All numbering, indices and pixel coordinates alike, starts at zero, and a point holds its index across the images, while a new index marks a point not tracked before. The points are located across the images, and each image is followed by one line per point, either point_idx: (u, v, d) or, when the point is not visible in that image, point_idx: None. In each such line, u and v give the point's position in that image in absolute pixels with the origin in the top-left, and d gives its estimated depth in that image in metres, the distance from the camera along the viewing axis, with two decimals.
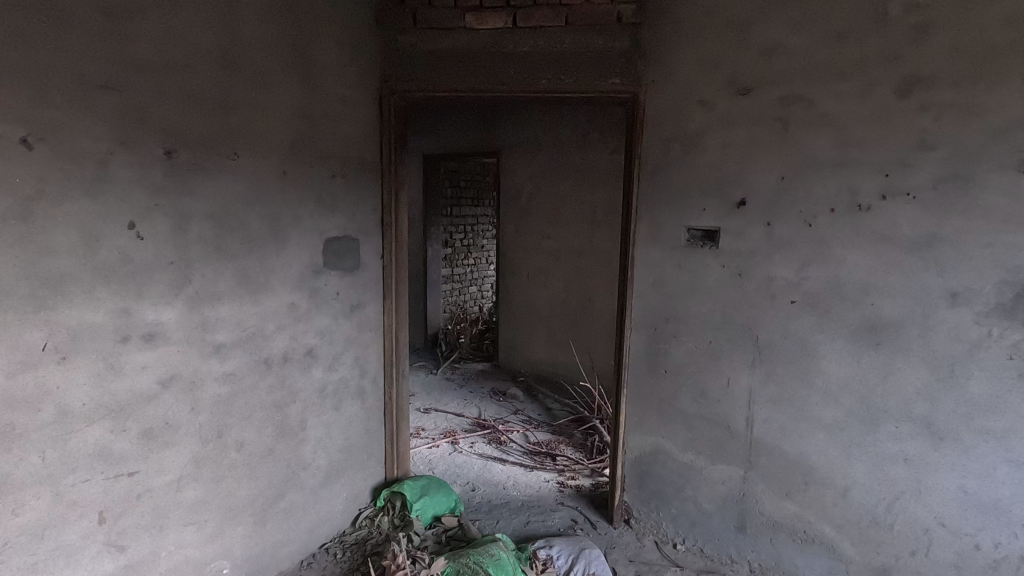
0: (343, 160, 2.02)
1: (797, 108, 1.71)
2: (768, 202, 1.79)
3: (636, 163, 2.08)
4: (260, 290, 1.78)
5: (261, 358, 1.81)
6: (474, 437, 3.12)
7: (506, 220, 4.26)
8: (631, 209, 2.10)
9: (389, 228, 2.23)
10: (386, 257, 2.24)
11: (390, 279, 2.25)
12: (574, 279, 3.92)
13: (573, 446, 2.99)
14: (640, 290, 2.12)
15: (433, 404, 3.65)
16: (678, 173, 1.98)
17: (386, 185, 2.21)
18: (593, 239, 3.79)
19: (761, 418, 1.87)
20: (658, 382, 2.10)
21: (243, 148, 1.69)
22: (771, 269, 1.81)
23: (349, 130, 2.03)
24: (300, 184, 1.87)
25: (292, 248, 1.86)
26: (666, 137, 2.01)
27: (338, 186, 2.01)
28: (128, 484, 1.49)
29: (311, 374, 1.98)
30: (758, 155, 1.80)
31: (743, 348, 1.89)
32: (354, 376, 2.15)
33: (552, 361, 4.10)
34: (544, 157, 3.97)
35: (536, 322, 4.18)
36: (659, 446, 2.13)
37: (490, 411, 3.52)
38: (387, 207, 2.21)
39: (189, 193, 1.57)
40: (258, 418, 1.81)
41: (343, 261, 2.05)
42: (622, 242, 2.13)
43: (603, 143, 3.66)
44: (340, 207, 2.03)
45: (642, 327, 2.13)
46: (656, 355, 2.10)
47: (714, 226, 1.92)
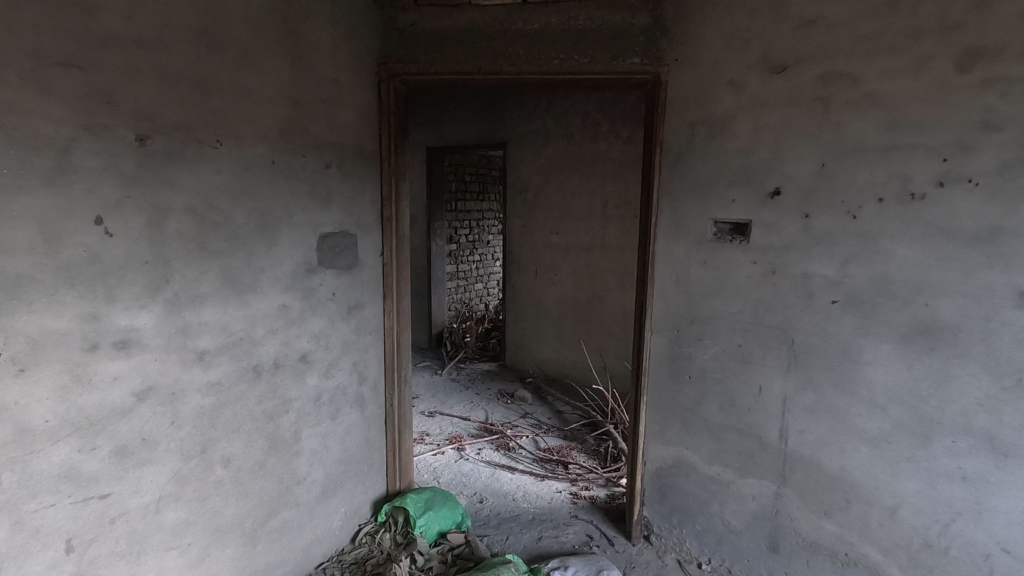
0: (338, 149, 1.86)
1: (839, 86, 1.53)
2: (806, 192, 1.62)
3: (657, 151, 1.93)
4: (249, 291, 1.63)
5: (249, 366, 1.65)
6: (481, 443, 2.97)
7: (513, 215, 4.09)
8: (652, 201, 1.95)
9: (389, 223, 2.08)
10: (386, 254, 2.09)
11: (390, 278, 2.09)
12: (585, 276, 3.77)
13: (585, 453, 2.83)
14: (661, 289, 1.96)
15: (438, 407, 3.50)
16: (703, 162, 1.82)
17: (386, 176, 2.05)
18: (605, 234, 3.63)
19: (796, 429, 1.71)
20: (680, 388, 1.94)
21: (228, 135, 1.53)
22: (809, 266, 1.64)
23: (345, 117, 1.87)
24: (292, 176, 1.72)
25: (283, 245, 1.71)
26: (691, 122, 1.84)
27: (333, 178, 1.85)
28: (99, 508, 1.34)
29: (305, 382, 1.83)
30: (794, 140, 1.63)
31: (776, 351, 1.72)
32: (352, 383, 1.99)
33: (562, 361, 3.95)
34: (553, 149, 3.80)
35: (545, 320, 4.02)
36: (682, 457, 1.97)
37: (497, 414, 3.37)
38: (387, 200, 2.06)
39: (166, 184, 1.41)
40: (247, 430, 1.66)
41: (339, 259, 1.90)
42: (643, 236, 1.97)
43: (614, 133, 3.50)
44: (336, 200, 1.87)
45: (664, 329, 1.97)
46: (679, 359, 1.94)
47: (743, 219, 1.75)
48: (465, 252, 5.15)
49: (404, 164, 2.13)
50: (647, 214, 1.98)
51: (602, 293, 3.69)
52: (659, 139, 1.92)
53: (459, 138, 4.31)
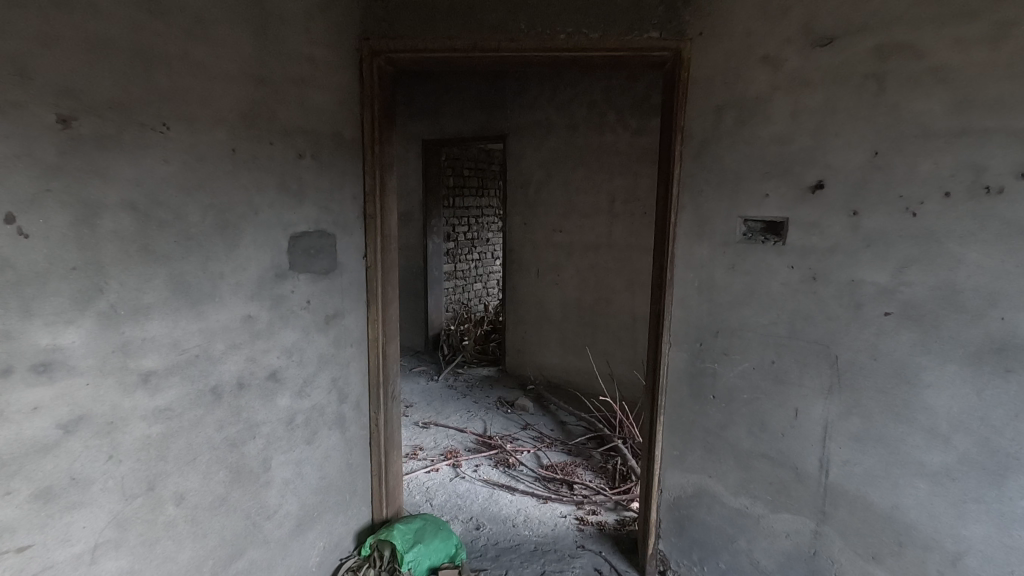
0: (313, 137, 1.63)
1: (897, 60, 1.30)
2: (855, 186, 1.39)
3: (678, 139, 1.68)
4: (205, 301, 1.40)
5: (206, 387, 1.42)
6: (479, 459, 2.74)
7: (513, 212, 3.85)
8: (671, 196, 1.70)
9: (372, 221, 1.85)
10: (369, 257, 1.86)
11: (374, 282, 1.87)
12: (590, 276, 3.55)
13: (591, 471, 2.60)
14: (680, 297, 1.72)
15: (432, 418, 3.27)
16: (731, 150, 1.57)
17: (368, 168, 1.82)
18: (612, 232, 3.41)
19: (838, 460, 1.48)
20: (702, 410, 1.71)
21: (176, 118, 1.30)
22: (857, 271, 1.41)
23: (320, 100, 1.64)
24: (257, 167, 1.48)
25: (246, 247, 1.48)
26: (716, 105, 1.60)
27: (307, 170, 1.62)
28: (16, 564, 1.10)
29: (275, 403, 1.60)
30: (841, 125, 1.39)
31: (816, 371, 1.49)
32: (331, 403, 1.77)
33: (565, 367, 3.73)
34: (556, 141, 3.57)
35: (547, 323, 3.80)
36: (703, 486, 1.74)
37: (496, 426, 3.14)
38: (370, 195, 1.83)
39: (98, 175, 1.16)
40: (206, 461, 1.43)
41: (315, 263, 1.67)
42: (660, 236, 1.74)
43: (622, 124, 3.28)
44: (310, 195, 1.64)
45: (684, 343, 1.73)
46: (701, 376, 1.70)
47: (778, 217, 1.51)
48: (463, 250, 4.91)
49: (389, 154, 1.91)
50: (666, 210, 1.73)
51: (609, 295, 3.48)
52: (680, 125, 1.68)
53: (456, 131, 4.07)
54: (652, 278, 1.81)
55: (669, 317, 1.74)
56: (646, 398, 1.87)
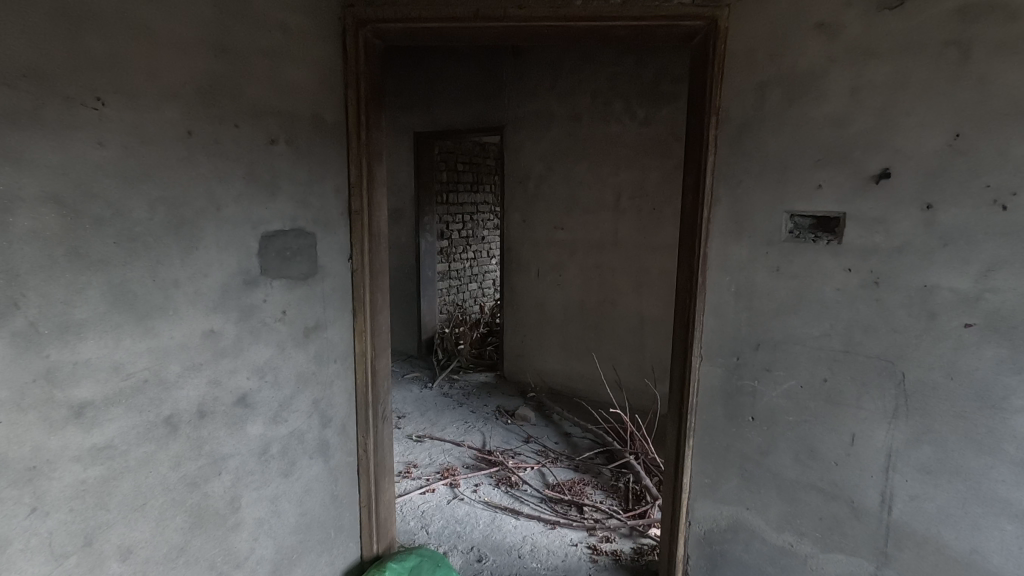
0: (288, 119, 1.39)
1: (986, 24, 1.09)
2: (929, 174, 1.17)
3: (713, 121, 1.43)
4: (155, 314, 1.15)
5: (158, 419, 1.17)
6: (479, 477, 2.52)
7: (511, 208, 3.62)
8: (703, 189, 1.47)
9: (358, 218, 1.60)
10: (355, 259, 1.61)
11: (361, 288, 1.62)
12: (594, 277, 3.33)
13: (602, 491, 2.39)
14: (714, 304, 1.48)
15: (427, 430, 3.03)
16: (777, 134, 1.35)
17: (353, 156, 1.57)
18: (618, 229, 3.20)
19: (905, 495, 1.27)
20: (739, 433, 1.49)
21: (113, 91, 1.05)
22: (932, 275, 1.19)
23: (296, 76, 1.40)
24: (220, 153, 1.24)
25: (207, 249, 1.23)
26: (759, 81, 1.36)
27: (280, 158, 1.38)
28: None
29: (245, 432, 1.36)
30: (913, 102, 1.17)
31: (879, 391, 1.28)
32: (312, 429, 1.53)
33: (567, 372, 3.52)
34: (557, 132, 3.34)
35: (548, 327, 3.58)
36: (739, 520, 1.52)
37: (496, 438, 2.91)
38: (355, 188, 1.59)
39: (8, 160, 0.91)
40: (158, 505, 1.19)
41: (291, 267, 1.43)
42: (690, 235, 1.51)
43: (629, 114, 3.08)
44: (285, 188, 1.40)
45: (718, 357, 1.50)
46: (738, 395, 1.48)
47: (833, 212, 1.30)
48: (456, 249, 4.67)
49: (379, 142, 1.67)
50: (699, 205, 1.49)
51: (615, 296, 3.27)
52: (715, 105, 1.43)
53: (450, 123, 3.83)
54: (679, 283, 1.58)
55: (701, 328, 1.50)
56: (671, 419, 1.63)
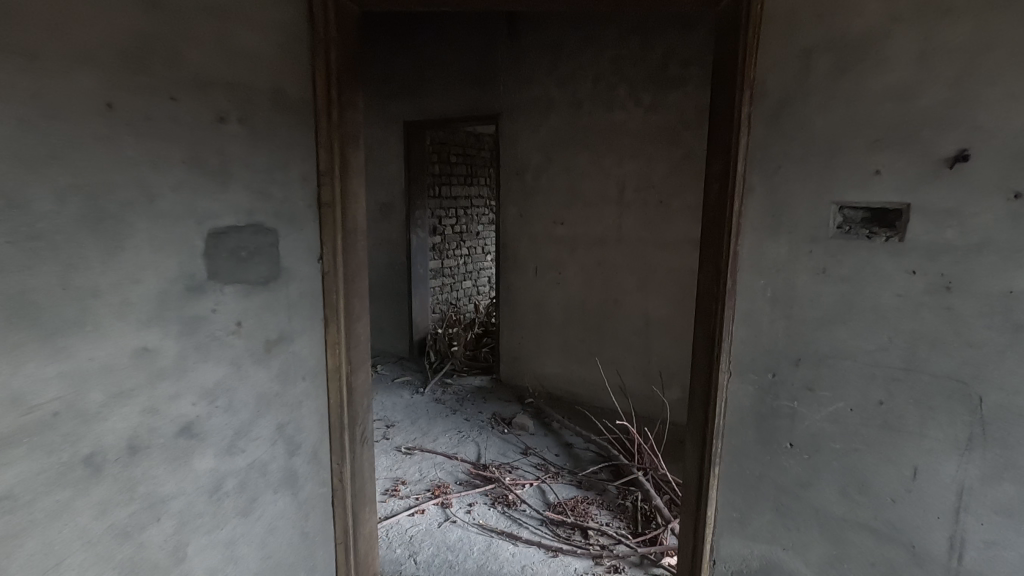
0: (240, 94, 1.15)
1: None
2: (1019, 156, 0.96)
3: (747, 96, 1.21)
4: (69, 330, 0.90)
5: (75, 459, 0.92)
6: (473, 495, 2.31)
7: (508, 202, 3.39)
8: (734, 176, 1.25)
9: (328, 212, 1.37)
10: (326, 259, 1.38)
11: (333, 293, 1.40)
12: (596, 275, 3.12)
13: (608, 511, 2.18)
14: (745, 311, 1.27)
15: (417, 442, 2.82)
16: (826, 111, 1.13)
17: (322, 138, 1.34)
18: (622, 224, 2.99)
19: (977, 541, 1.07)
20: (774, 461, 1.27)
21: (6, 45, 0.80)
22: (1019, 280, 0.98)
23: (252, 42, 1.17)
24: (152, 133, 1.00)
25: (137, 250, 1.00)
26: (804, 47, 1.14)
27: (232, 139, 1.14)
28: None
29: (191, 468, 1.13)
30: (1000, 69, 0.96)
31: (950, 417, 1.07)
32: (276, 458, 1.30)
33: (568, 376, 3.32)
34: (557, 120, 3.12)
35: (547, 328, 3.36)
36: (772, 562, 1.31)
37: (491, 450, 2.70)
38: (326, 178, 1.36)
39: None
40: (78, 565, 0.94)
41: (247, 270, 1.20)
42: (718, 230, 1.29)
43: (634, 99, 2.86)
44: (239, 177, 1.16)
45: (750, 373, 1.28)
46: (773, 418, 1.27)
47: (893, 204, 1.08)
48: (450, 245, 4.45)
49: (354, 124, 1.44)
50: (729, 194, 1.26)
51: (618, 296, 3.06)
52: (750, 77, 1.20)
53: (442, 111, 3.60)
54: (703, 286, 1.36)
55: (730, 339, 1.29)
56: (692, 443, 1.42)
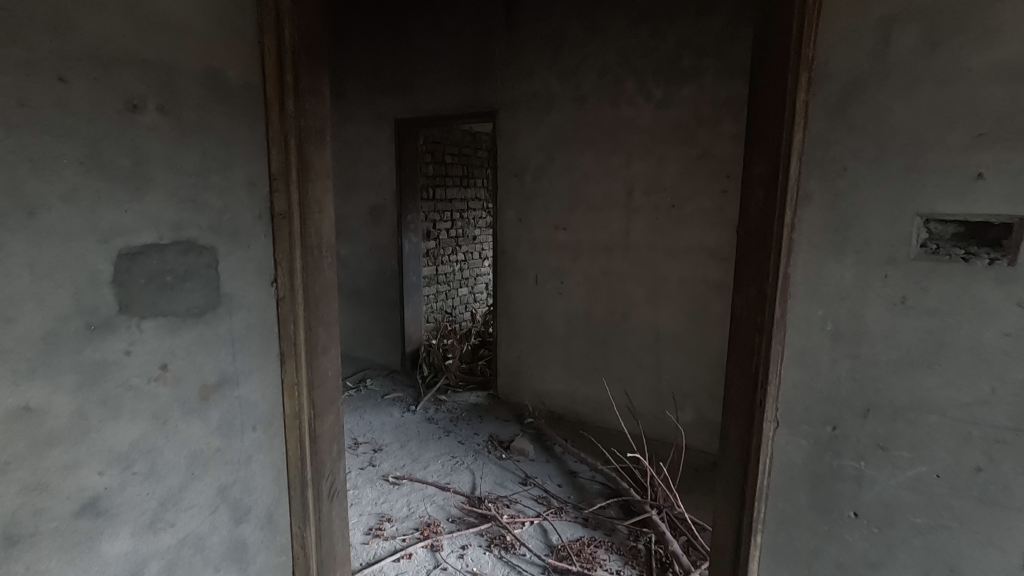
0: (160, 75, 0.90)
1: None
2: None
3: (804, 80, 0.96)
4: None
5: None
6: (466, 536, 2.06)
7: (505, 205, 3.15)
8: (787, 180, 1.00)
9: (283, 224, 1.11)
10: (280, 282, 1.12)
11: (291, 321, 1.13)
12: (602, 285, 2.87)
13: (618, 556, 1.93)
14: (798, 348, 1.03)
15: (407, 470, 2.56)
16: (910, 97, 0.88)
17: (274, 133, 1.08)
18: (630, 230, 2.75)
19: None
20: (834, 534, 1.03)
21: None
22: None
23: (177, 9, 0.92)
24: (29, 123, 0.75)
25: (7, 279, 0.74)
26: (882, 16, 0.89)
27: (149, 134, 0.89)
28: None
29: (96, 554, 0.87)
30: None
31: None
32: (217, 529, 1.05)
33: (570, 394, 3.07)
34: (558, 117, 2.87)
35: (548, 342, 3.12)
36: None
37: (487, 481, 2.46)
38: (280, 181, 1.09)
39: None
40: None
41: (174, 299, 0.95)
42: (765, 247, 1.04)
43: (644, 94, 2.61)
44: (160, 181, 0.91)
45: (803, 424, 1.04)
46: (833, 480, 1.02)
47: (1000, 217, 0.84)
48: (444, 251, 4.20)
49: (319, 118, 1.18)
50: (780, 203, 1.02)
51: (625, 308, 2.82)
52: (807, 55, 0.96)
53: (435, 108, 3.35)
54: (744, 314, 1.11)
55: (777, 381, 1.05)
56: (728, 504, 1.17)
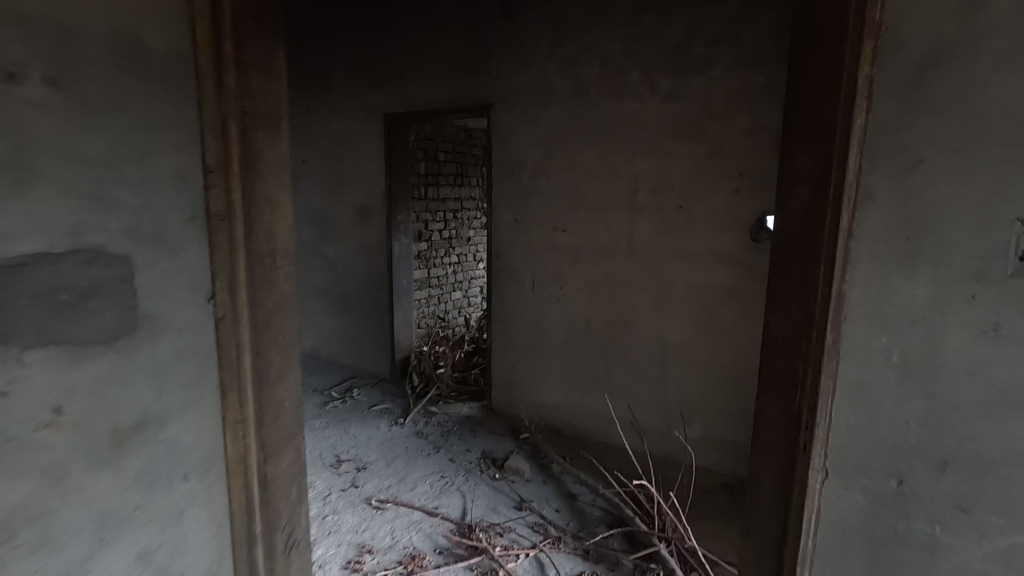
0: (51, 35, 0.68)
1: None
2: None
3: (870, 48, 0.76)
4: None
5: None
6: (455, 571, 1.86)
7: (500, 205, 2.95)
8: (846, 170, 0.79)
9: (221, 227, 0.90)
10: (219, 298, 0.91)
11: (233, 346, 0.93)
12: (603, 291, 2.68)
13: None
14: (855, 383, 0.83)
15: (392, 493, 2.36)
16: (1010, 72, 0.70)
17: (208, 115, 0.86)
18: (634, 233, 2.55)
19: None
20: None
21: None
22: None
23: None
24: None
25: None
26: None
27: (31, 110, 0.66)
28: None
29: None
30: None
31: None
32: None
33: (569, 407, 2.88)
34: (557, 111, 2.68)
35: (545, 351, 2.92)
36: None
37: (478, 505, 2.27)
38: (217, 175, 0.89)
39: None
40: None
41: (75, 325, 0.73)
42: (816, 255, 0.84)
43: (649, 86, 2.42)
44: (56, 173, 0.69)
45: (860, 475, 0.84)
46: (898, 546, 0.83)
47: None
48: (437, 253, 4.01)
49: (268, 101, 0.97)
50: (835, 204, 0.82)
51: (628, 316, 2.63)
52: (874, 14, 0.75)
53: (426, 101, 3.16)
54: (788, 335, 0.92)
55: (828, 422, 0.84)
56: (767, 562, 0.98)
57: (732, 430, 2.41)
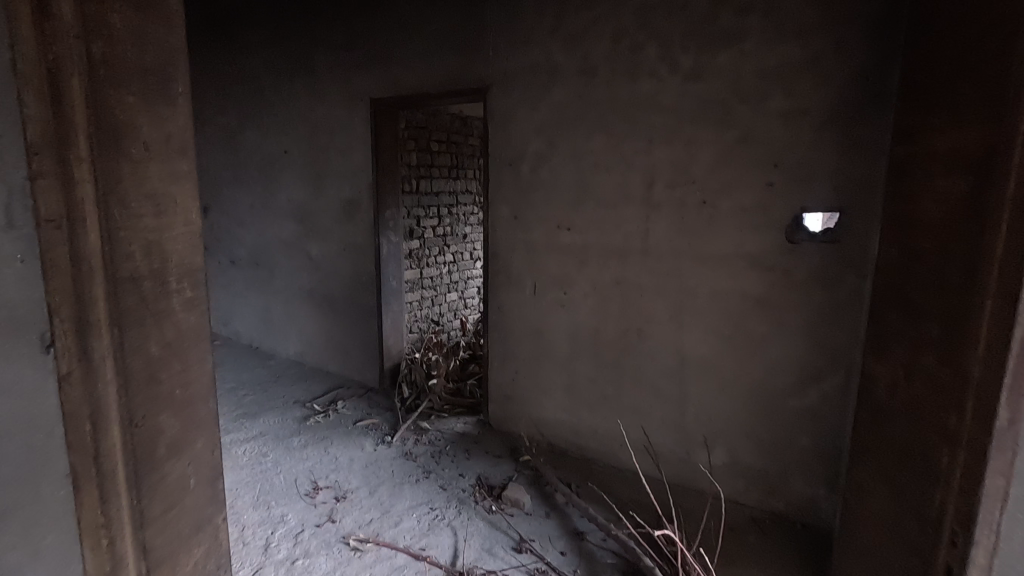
0: None
1: None
2: None
3: None
4: None
5: None
6: None
7: (498, 200, 2.64)
8: None
9: (60, 238, 0.59)
10: (61, 345, 0.60)
11: (84, 416, 0.62)
12: (613, 298, 2.37)
13: None
14: None
15: (374, 530, 2.06)
16: None
17: (27, 66, 0.55)
18: (650, 231, 2.24)
19: None
20: None
21: None
22: None
23: None
24: None
25: None
26: None
27: None
28: None
29: None
30: None
31: None
32: None
33: (574, 426, 2.58)
34: (561, 94, 2.36)
35: (547, 363, 2.62)
36: None
37: (472, 546, 1.97)
38: (48, 159, 0.57)
39: None
40: None
41: None
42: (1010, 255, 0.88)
43: (667, 63, 2.11)
44: None
45: None
46: None
47: None
48: (430, 252, 3.70)
49: (140, 53, 0.67)
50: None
51: (641, 326, 2.32)
52: None
53: (416, 85, 2.84)
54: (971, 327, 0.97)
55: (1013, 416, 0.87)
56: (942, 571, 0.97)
57: (760, 457, 2.12)
